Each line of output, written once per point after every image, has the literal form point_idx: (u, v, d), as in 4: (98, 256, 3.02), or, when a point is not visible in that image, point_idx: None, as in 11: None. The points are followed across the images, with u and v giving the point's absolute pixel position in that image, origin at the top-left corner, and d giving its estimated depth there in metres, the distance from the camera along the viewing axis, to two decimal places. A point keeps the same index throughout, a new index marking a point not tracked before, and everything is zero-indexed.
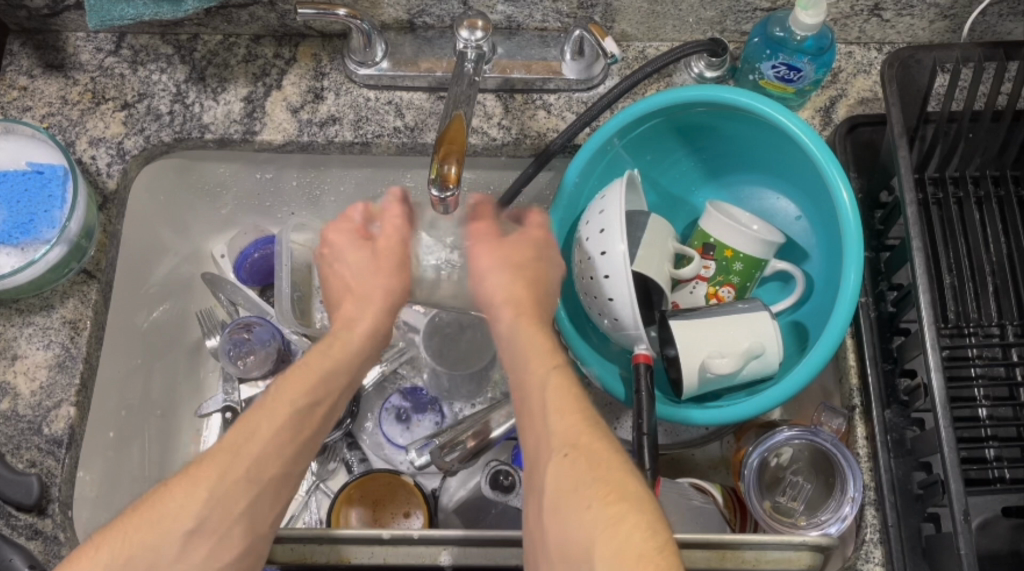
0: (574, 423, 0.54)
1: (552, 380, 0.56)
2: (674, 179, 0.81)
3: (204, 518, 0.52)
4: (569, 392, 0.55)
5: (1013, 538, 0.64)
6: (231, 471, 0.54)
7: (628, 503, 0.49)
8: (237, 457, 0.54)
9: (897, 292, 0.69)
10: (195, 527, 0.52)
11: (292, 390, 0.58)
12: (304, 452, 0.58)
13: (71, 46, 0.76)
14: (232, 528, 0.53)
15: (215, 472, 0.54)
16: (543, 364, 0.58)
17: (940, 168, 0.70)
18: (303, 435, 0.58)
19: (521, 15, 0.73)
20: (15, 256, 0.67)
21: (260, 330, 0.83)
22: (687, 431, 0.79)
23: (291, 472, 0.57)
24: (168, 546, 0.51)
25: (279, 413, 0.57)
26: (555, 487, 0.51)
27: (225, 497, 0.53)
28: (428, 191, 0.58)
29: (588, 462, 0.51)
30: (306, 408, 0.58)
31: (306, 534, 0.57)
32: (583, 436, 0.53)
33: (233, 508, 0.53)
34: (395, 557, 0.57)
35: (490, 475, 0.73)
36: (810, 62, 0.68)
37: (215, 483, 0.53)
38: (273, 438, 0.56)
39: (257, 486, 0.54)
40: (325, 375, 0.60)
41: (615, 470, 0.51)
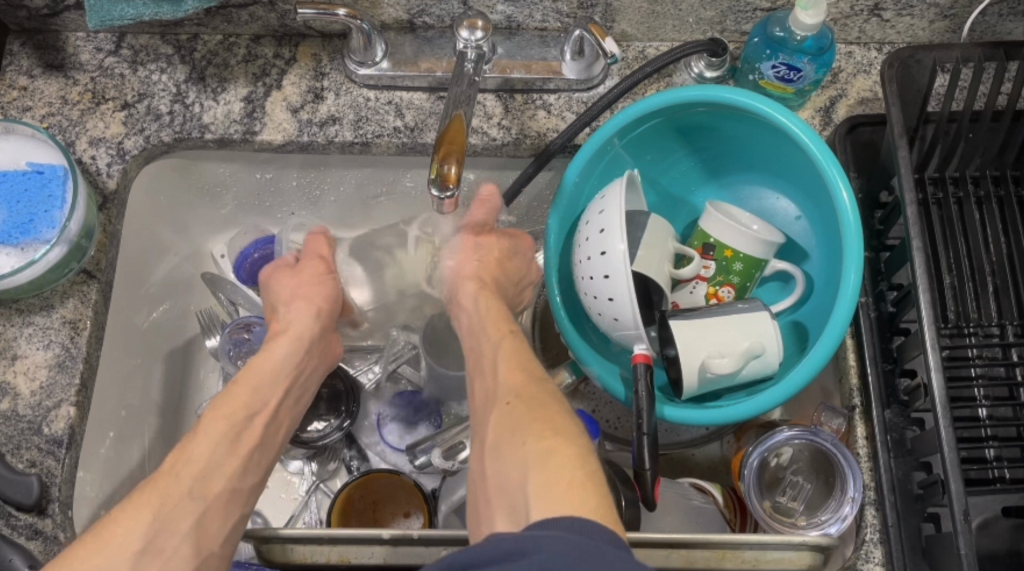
0: (523, 380, 0.56)
1: (506, 347, 0.60)
2: (674, 179, 0.81)
3: (152, 539, 0.52)
4: (524, 359, 0.58)
5: (1013, 538, 0.64)
6: (176, 489, 0.55)
7: (562, 441, 0.49)
8: (180, 475, 0.55)
9: (897, 293, 0.69)
10: (142, 548, 0.52)
11: (225, 405, 0.60)
12: (247, 467, 0.60)
13: (71, 46, 0.76)
14: (180, 547, 0.53)
15: (158, 498, 0.54)
16: (499, 332, 0.62)
17: (940, 168, 0.70)
18: (241, 444, 0.60)
19: (521, 15, 0.73)
20: (15, 256, 0.67)
21: (260, 331, 0.82)
22: (687, 431, 0.80)
23: (237, 489, 0.58)
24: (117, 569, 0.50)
25: (217, 425, 0.59)
26: (497, 429, 0.52)
27: (172, 514, 0.54)
28: (429, 191, 0.59)
29: (527, 408, 0.52)
30: (242, 420, 0.60)
31: (308, 535, 0.57)
32: (527, 387, 0.55)
33: (179, 526, 0.54)
34: (395, 558, 0.57)
35: None
36: (810, 62, 0.68)
37: (160, 506, 0.54)
38: (212, 455, 0.58)
39: (202, 501, 0.55)
40: (259, 387, 0.63)
41: (554, 413, 0.52)
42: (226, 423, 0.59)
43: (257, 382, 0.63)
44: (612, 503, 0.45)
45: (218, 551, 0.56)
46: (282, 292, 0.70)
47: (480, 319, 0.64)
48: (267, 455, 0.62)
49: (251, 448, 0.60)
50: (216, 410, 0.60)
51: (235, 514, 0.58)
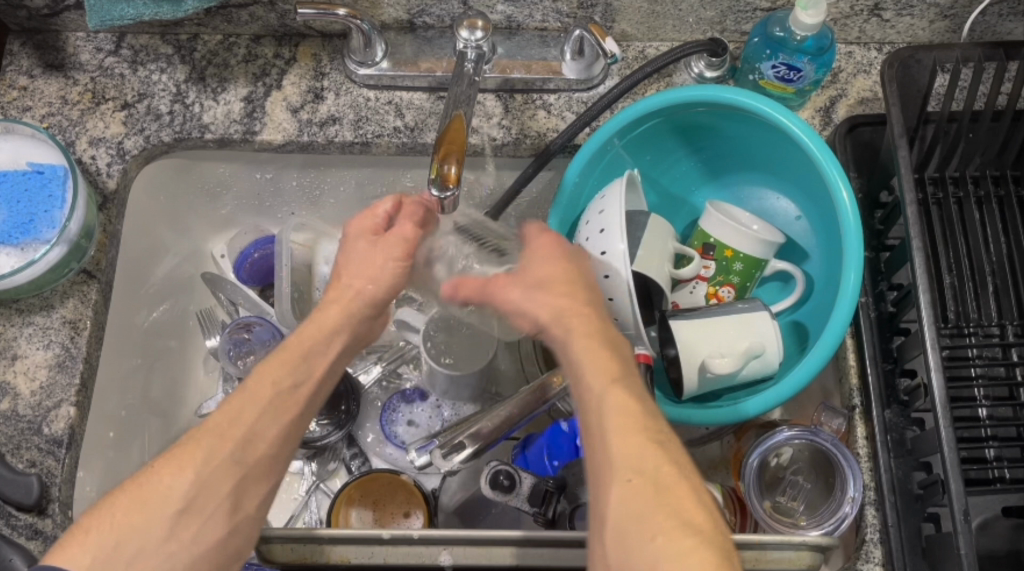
0: (638, 440, 0.48)
1: (616, 394, 0.50)
2: (674, 179, 0.81)
3: (192, 498, 0.53)
4: (635, 404, 0.50)
5: (1013, 538, 0.64)
6: (221, 445, 0.54)
7: (699, 541, 0.45)
8: (224, 433, 0.54)
9: (897, 292, 0.69)
10: (183, 506, 0.52)
11: (273, 371, 0.56)
12: (290, 436, 0.57)
13: (71, 46, 0.76)
14: (218, 511, 0.53)
15: (202, 451, 0.54)
16: (604, 374, 0.52)
17: (940, 168, 0.70)
18: (284, 407, 0.56)
19: (521, 15, 0.73)
20: (15, 256, 0.67)
21: (260, 330, 0.82)
22: (687, 431, 0.79)
23: (277, 454, 0.56)
24: (156, 528, 0.52)
25: (261, 396, 0.55)
26: (616, 513, 0.47)
27: (210, 479, 0.53)
28: (429, 191, 0.59)
29: (653, 489, 0.47)
30: (288, 387, 0.57)
31: (309, 535, 0.56)
32: (645, 458, 0.48)
33: (219, 488, 0.53)
34: (395, 557, 0.57)
35: (490, 475, 0.68)
36: (810, 62, 0.68)
37: (201, 464, 0.53)
38: (256, 423, 0.55)
39: (243, 466, 0.54)
40: (307, 356, 0.58)
41: (682, 500, 0.46)
42: (274, 386, 0.56)
43: (303, 353, 0.58)
44: None
45: (252, 515, 0.55)
46: (351, 261, 0.61)
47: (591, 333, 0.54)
48: (304, 422, 0.58)
49: (298, 408, 0.57)
50: (264, 372, 0.56)
51: (272, 480, 0.56)
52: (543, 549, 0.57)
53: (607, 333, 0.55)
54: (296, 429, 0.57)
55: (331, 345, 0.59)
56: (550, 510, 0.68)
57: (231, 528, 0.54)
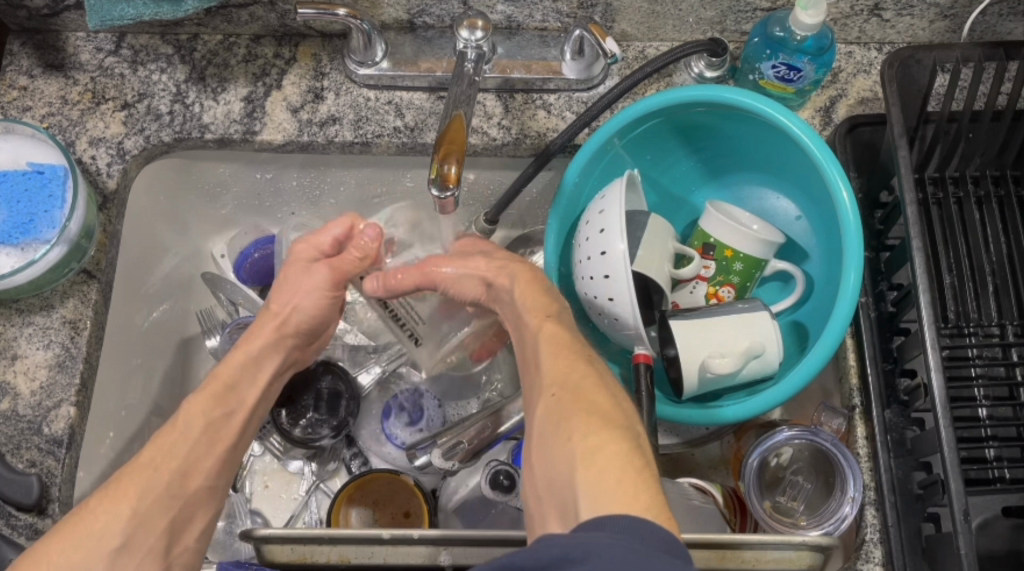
0: (566, 361, 0.56)
1: (548, 330, 0.59)
2: (674, 179, 0.81)
3: (129, 535, 0.56)
4: (565, 339, 0.58)
5: (1013, 538, 0.64)
6: (156, 483, 0.59)
7: (610, 431, 0.50)
8: (158, 470, 0.59)
9: (897, 292, 0.69)
10: (121, 544, 0.56)
11: (201, 404, 0.63)
12: (224, 465, 0.63)
13: (72, 46, 0.76)
14: (152, 548, 0.58)
15: (138, 489, 0.58)
16: (540, 313, 0.61)
17: (940, 168, 0.70)
18: (219, 438, 0.63)
19: (521, 15, 0.73)
20: (15, 256, 0.67)
21: None
22: (688, 430, 0.78)
23: (213, 485, 0.62)
24: (94, 563, 0.55)
25: (196, 433, 0.62)
26: (544, 420, 0.52)
27: (147, 515, 0.58)
28: (429, 191, 0.59)
29: (573, 395, 0.53)
30: (220, 417, 0.63)
31: (309, 535, 0.57)
32: (570, 375, 0.54)
33: (155, 526, 0.58)
34: (395, 557, 0.57)
35: (490, 475, 0.70)
36: (810, 62, 0.68)
37: (137, 500, 0.58)
38: (189, 456, 0.61)
39: (181, 498, 0.60)
40: (232, 387, 0.64)
41: (598, 401, 0.52)
42: (205, 417, 0.62)
43: (232, 381, 0.65)
44: (664, 496, 0.46)
45: (191, 546, 0.61)
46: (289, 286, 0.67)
47: (521, 294, 0.63)
48: (239, 451, 0.65)
49: (229, 442, 0.63)
50: (193, 405, 0.62)
51: (210, 509, 0.62)
52: None
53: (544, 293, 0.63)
54: (230, 457, 0.64)
55: (264, 369, 0.67)
56: None
57: (165, 565, 0.58)
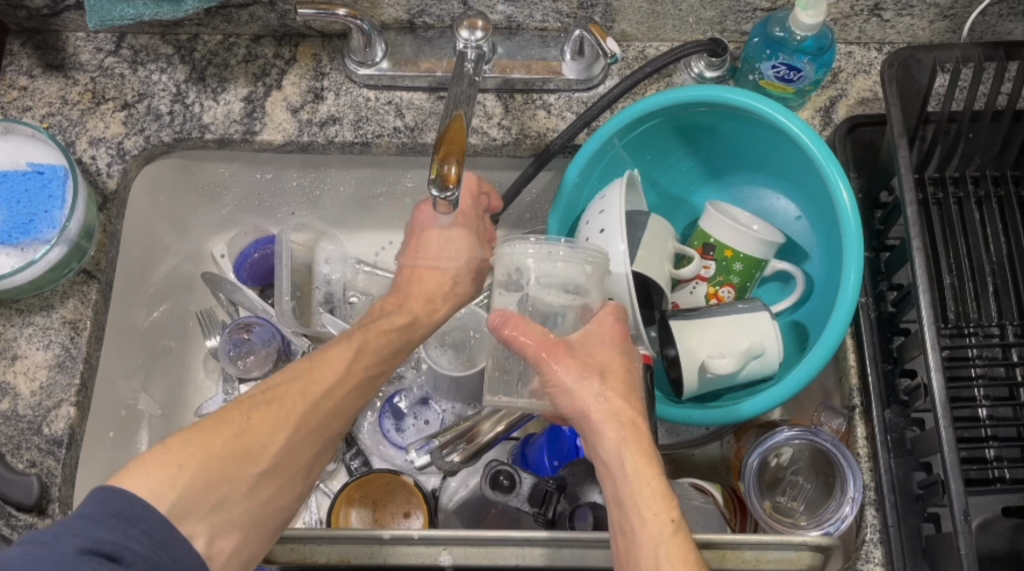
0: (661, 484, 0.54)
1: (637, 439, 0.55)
2: (674, 180, 0.81)
3: (280, 459, 0.53)
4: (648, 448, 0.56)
5: (1013, 538, 0.64)
6: (311, 413, 0.54)
7: None
8: (316, 401, 0.55)
9: (897, 292, 0.69)
10: (271, 466, 0.52)
11: (366, 344, 0.59)
12: (363, 408, 0.59)
13: (71, 46, 0.76)
14: (290, 478, 0.54)
15: (296, 414, 0.54)
16: (627, 411, 0.57)
17: (940, 168, 0.70)
18: (362, 379, 0.58)
19: (521, 15, 0.73)
20: (14, 256, 0.67)
21: (260, 330, 0.83)
22: (687, 430, 0.80)
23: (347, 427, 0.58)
24: (242, 482, 0.51)
25: (352, 371, 0.57)
26: None
27: (272, 434, 0.52)
28: (429, 191, 0.58)
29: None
30: (371, 366, 0.59)
31: (310, 534, 0.57)
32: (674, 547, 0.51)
33: (301, 455, 0.54)
34: (395, 557, 0.57)
35: (489, 475, 0.69)
36: (810, 62, 0.68)
37: (275, 411, 0.53)
38: (342, 394, 0.57)
39: (323, 436, 0.56)
40: (390, 335, 0.61)
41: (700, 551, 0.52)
42: (363, 363, 0.58)
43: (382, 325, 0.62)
44: None
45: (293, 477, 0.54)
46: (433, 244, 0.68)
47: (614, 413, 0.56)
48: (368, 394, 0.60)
49: (362, 380, 0.58)
50: (356, 345, 0.58)
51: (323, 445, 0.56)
52: (545, 549, 0.57)
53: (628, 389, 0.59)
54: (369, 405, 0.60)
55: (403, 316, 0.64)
56: (551, 510, 0.68)
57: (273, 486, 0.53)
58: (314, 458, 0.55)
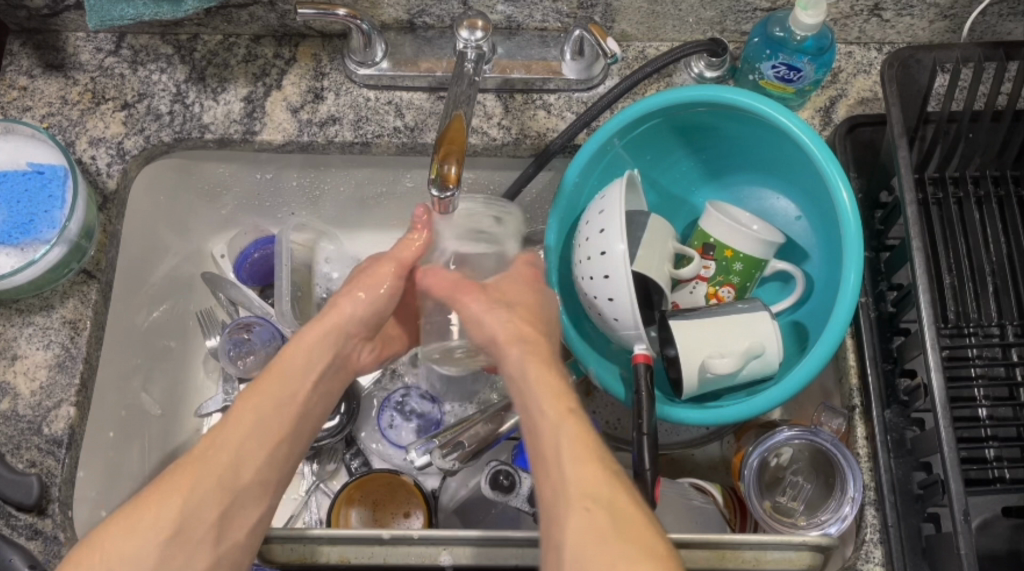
0: (595, 472, 0.50)
1: (571, 429, 0.52)
2: (674, 180, 0.81)
3: (182, 524, 0.53)
4: (587, 433, 0.52)
5: (1012, 538, 0.64)
6: (210, 473, 0.55)
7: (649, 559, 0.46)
8: (214, 459, 0.55)
9: (897, 292, 0.69)
10: (174, 532, 0.53)
11: (260, 392, 0.59)
12: (279, 450, 0.58)
13: (71, 46, 0.76)
14: (204, 541, 0.54)
15: (192, 480, 0.54)
16: (559, 404, 0.54)
17: (940, 168, 0.70)
18: (270, 427, 0.58)
19: (521, 15, 0.73)
20: (14, 256, 0.67)
21: (260, 330, 0.83)
22: (687, 430, 0.80)
23: (267, 477, 0.57)
24: (147, 556, 0.52)
25: (250, 417, 0.58)
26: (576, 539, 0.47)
27: (198, 509, 0.54)
28: (429, 191, 0.59)
29: (608, 513, 0.48)
30: (274, 408, 0.59)
31: (309, 535, 0.57)
32: (602, 487, 0.49)
33: (207, 514, 0.54)
34: (395, 557, 0.57)
35: (490, 475, 0.69)
36: (810, 62, 0.68)
37: (190, 490, 0.54)
38: (242, 444, 0.56)
39: (233, 490, 0.55)
40: (286, 374, 0.60)
41: (645, 530, 0.47)
42: (260, 407, 0.58)
43: (288, 373, 0.60)
44: None
45: (242, 543, 0.56)
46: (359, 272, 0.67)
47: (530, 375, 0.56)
48: (299, 443, 0.61)
49: (282, 437, 0.59)
50: (251, 393, 0.59)
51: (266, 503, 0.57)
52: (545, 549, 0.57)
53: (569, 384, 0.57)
54: (290, 448, 0.60)
55: (318, 360, 0.62)
56: None
57: (216, 559, 0.54)
58: (233, 512, 0.55)
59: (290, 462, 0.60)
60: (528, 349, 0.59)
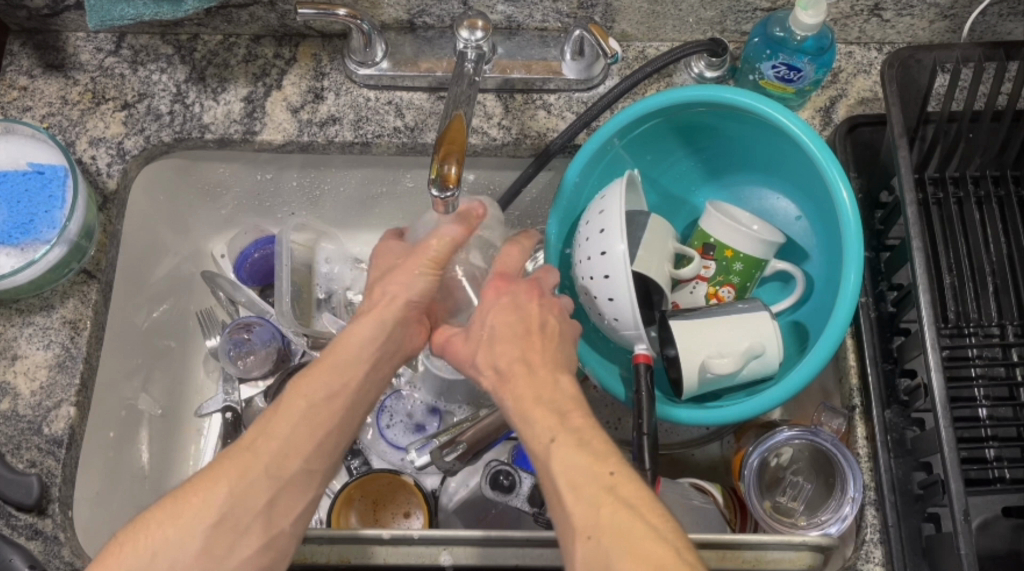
0: (591, 493, 0.48)
1: (562, 449, 0.50)
2: (674, 179, 0.81)
3: (227, 512, 0.53)
4: (582, 459, 0.49)
5: (1013, 538, 0.64)
6: (256, 462, 0.54)
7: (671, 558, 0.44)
8: (259, 450, 0.54)
9: (897, 293, 0.69)
10: (219, 520, 0.53)
11: (309, 381, 0.56)
12: (321, 446, 0.56)
13: (71, 46, 0.76)
14: (251, 526, 0.53)
15: (238, 468, 0.54)
16: (544, 434, 0.51)
17: (940, 168, 0.70)
18: (317, 421, 0.56)
19: (521, 15, 0.73)
20: (15, 256, 0.67)
21: (260, 331, 0.83)
22: (687, 430, 0.80)
23: (315, 467, 0.56)
24: (189, 542, 0.52)
25: (294, 405, 0.56)
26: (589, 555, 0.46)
27: (248, 491, 0.54)
28: (429, 191, 0.58)
29: (612, 535, 0.46)
30: (323, 399, 0.56)
31: (310, 535, 0.58)
32: (592, 477, 0.48)
33: (255, 503, 0.54)
34: (395, 557, 0.58)
35: (490, 475, 0.70)
36: (810, 62, 0.68)
37: (235, 481, 0.54)
38: (288, 436, 0.55)
39: (279, 480, 0.54)
40: (342, 360, 0.58)
41: (641, 535, 0.45)
42: (307, 400, 0.56)
43: (341, 360, 0.58)
44: None
45: (288, 530, 0.55)
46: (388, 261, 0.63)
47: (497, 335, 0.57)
48: (348, 431, 0.59)
49: (333, 425, 0.57)
50: (297, 386, 0.56)
51: (311, 494, 0.56)
52: (545, 549, 0.57)
53: (566, 394, 0.54)
54: (342, 435, 0.58)
55: (369, 349, 0.59)
56: (549, 510, 0.68)
57: (262, 544, 0.54)
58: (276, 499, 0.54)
59: (339, 456, 0.58)
60: (517, 373, 0.55)
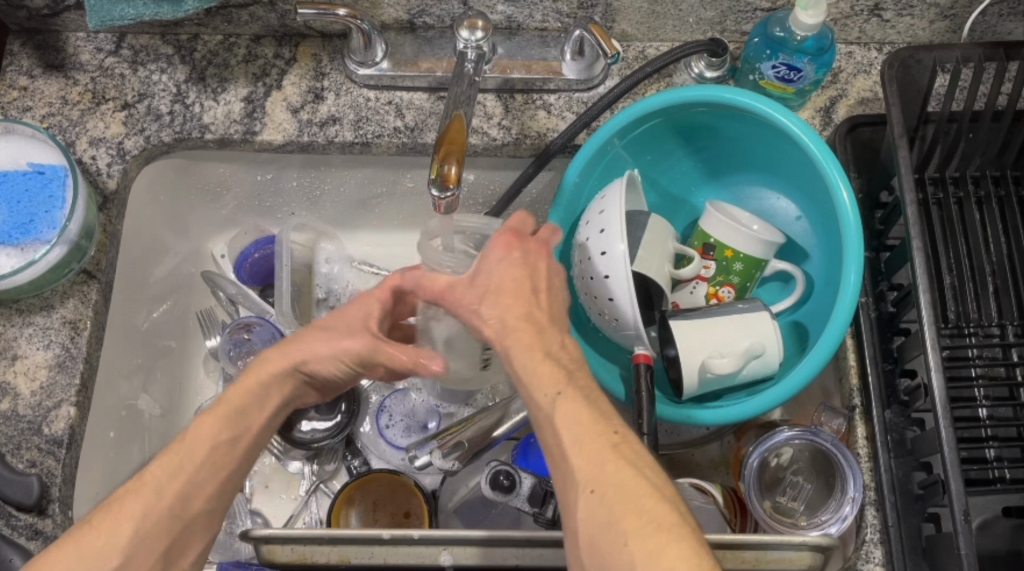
0: (597, 448, 0.48)
1: (565, 408, 0.50)
2: (674, 179, 0.81)
3: (132, 552, 0.51)
4: (585, 415, 0.49)
5: (1013, 539, 0.64)
6: (159, 502, 0.53)
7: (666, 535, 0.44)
8: (162, 489, 0.53)
9: (897, 293, 0.69)
10: (123, 561, 0.51)
11: (211, 420, 0.56)
12: (225, 489, 0.56)
13: (71, 46, 0.76)
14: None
15: (141, 507, 0.52)
16: (548, 390, 0.51)
17: (940, 168, 0.70)
18: (222, 463, 0.56)
19: (521, 15, 0.73)
20: (14, 256, 0.67)
21: (260, 330, 0.82)
22: (688, 431, 0.80)
23: (216, 506, 0.56)
24: None
25: (200, 441, 0.55)
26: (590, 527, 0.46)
27: (149, 535, 0.52)
28: (429, 191, 0.58)
29: (616, 494, 0.46)
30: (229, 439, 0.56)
31: (307, 535, 0.56)
32: (605, 457, 0.48)
33: (157, 545, 0.52)
34: (395, 557, 0.57)
35: (490, 475, 0.70)
36: (810, 62, 0.68)
37: (141, 518, 0.52)
38: (190, 476, 0.54)
39: (182, 520, 0.54)
40: (245, 403, 0.57)
41: (642, 494, 0.46)
42: (212, 438, 0.55)
43: (246, 396, 0.57)
44: None
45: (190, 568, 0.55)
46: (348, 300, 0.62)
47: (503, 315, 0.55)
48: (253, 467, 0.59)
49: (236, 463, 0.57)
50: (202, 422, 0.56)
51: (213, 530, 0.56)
52: (545, 549, 0.57)
53: (566, 353, 0.54)
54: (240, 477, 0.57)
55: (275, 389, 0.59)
56: (550, 510, 0.69)
57: None
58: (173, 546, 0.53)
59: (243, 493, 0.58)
60: (515, 331, 0.54)
